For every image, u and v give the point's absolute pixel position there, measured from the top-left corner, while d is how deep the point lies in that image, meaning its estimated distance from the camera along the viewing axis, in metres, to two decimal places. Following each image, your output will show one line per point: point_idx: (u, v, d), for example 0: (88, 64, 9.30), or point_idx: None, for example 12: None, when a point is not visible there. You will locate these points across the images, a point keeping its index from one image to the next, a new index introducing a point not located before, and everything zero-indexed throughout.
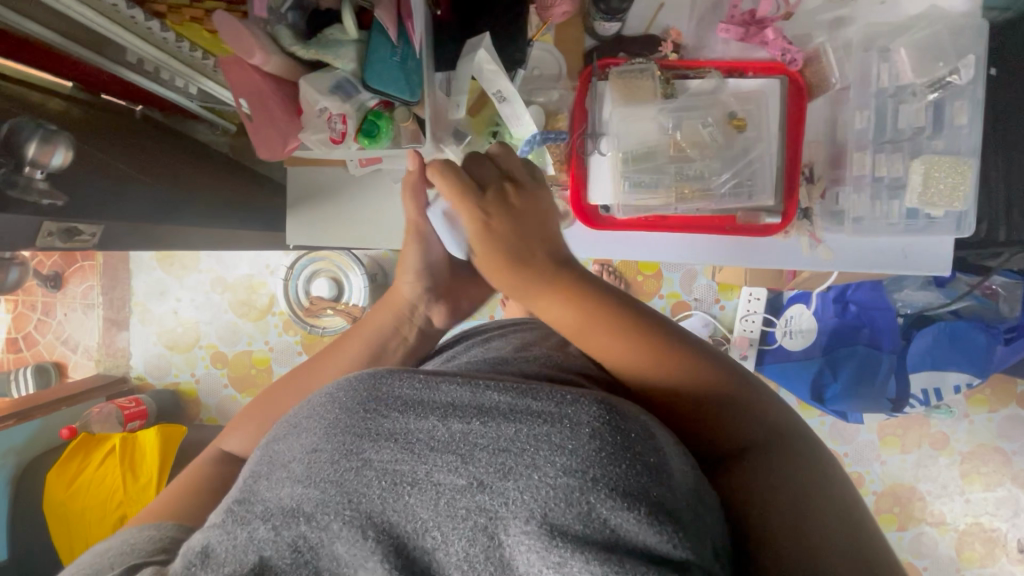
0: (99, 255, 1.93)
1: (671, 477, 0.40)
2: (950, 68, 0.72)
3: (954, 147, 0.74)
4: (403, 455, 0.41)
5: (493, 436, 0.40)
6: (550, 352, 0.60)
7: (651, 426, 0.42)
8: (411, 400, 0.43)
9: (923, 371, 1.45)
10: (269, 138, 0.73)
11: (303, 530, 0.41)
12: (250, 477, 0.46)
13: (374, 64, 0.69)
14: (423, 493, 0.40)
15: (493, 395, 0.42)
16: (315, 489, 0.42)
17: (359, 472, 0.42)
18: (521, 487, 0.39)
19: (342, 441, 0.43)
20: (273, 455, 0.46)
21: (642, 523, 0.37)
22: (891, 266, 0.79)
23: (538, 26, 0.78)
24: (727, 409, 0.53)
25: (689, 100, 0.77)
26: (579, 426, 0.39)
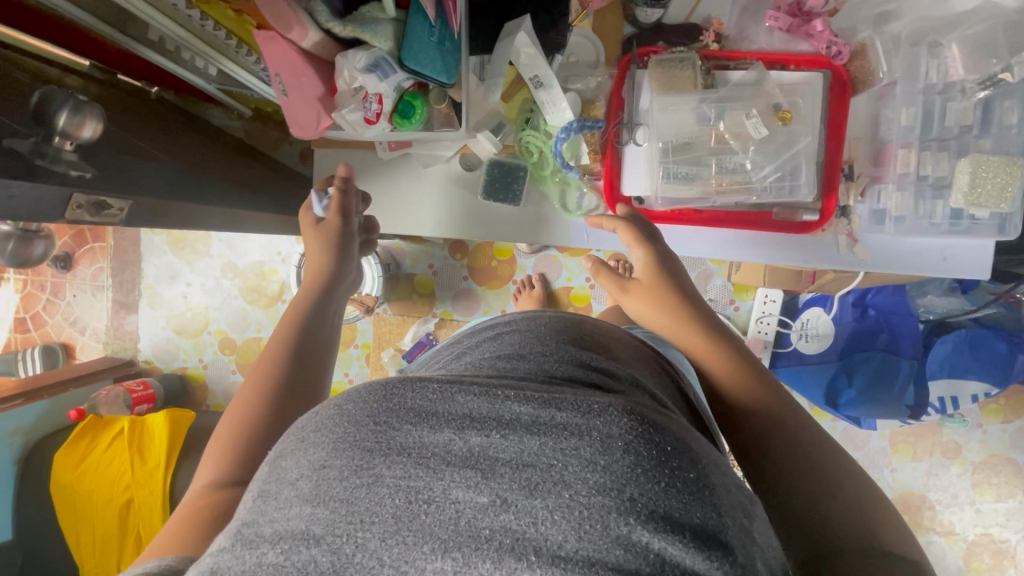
0: (110, 236, 1.92)
1: (713, 495, 0.39)
2: (1004, 64, 0.69)
3: (1003, 147, 0.72)
4: (417, 470, 0.39)
5: (516, 452, 0.39)
6: (575, 347, 0.56)
7: (684, 437, 0.41)
8: (425, 411, 0.42)
9: (941, 379, 1.44)
10: (303, 115, 0.72)
11: (310, 553, 0.37)
12: (258, 497, 0.43)
13: (413, 43, 0.67)
14: (442, 513, 0.37)
15: (513, 406, 0.41)
16: (322, 509, 0.39)
17: (371, 489, 0.39)
18: (550, 505, 0.37)
19: (351, 457, 0.40)
20: (278, 473, 0.43)
21: (687, 547, 0.36)
22: (927, 268, 0.78)
23: (577, 11, 0.76)
24: (811, 469, 0.57)
25: (731, 90, 0.75)
26: (611, 439, 0.39)
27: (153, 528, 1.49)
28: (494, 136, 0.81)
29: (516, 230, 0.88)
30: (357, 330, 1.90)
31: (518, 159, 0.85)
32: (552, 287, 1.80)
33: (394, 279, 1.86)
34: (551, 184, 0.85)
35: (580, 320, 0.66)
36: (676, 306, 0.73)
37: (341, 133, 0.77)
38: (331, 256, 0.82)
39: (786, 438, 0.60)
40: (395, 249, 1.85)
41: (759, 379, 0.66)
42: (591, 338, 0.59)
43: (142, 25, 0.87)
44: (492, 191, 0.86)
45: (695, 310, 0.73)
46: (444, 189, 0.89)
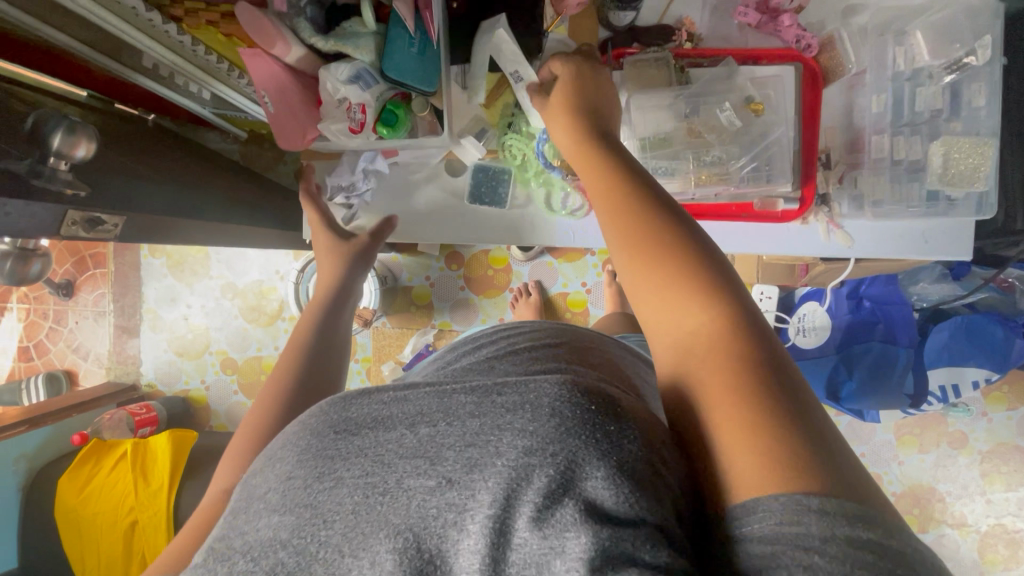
0: (110, 262, 1.95)
1: (638, 445, 0.38)
2: (967, 49, 0.71)
3: (974, 128, 0.73)
4: (372, 467, 0.41)
5: (457, 434, 0.40)
6: (543, 353, 0.56)
7: (616, 398, 0.41)
8: (379, 415, 0.44)
9: (939, 368, 1.45)
10: (289, 128, 0.74)
11: (278, 557, 0.39)
12: (228, 515, 0.45)
13: (392, 53, 0.70)
14: (394, 501, 0.39)
15: (458, 396, 0.43)
16: (288, 516, 0.41)
17: (330, 491, 0.41)
18: (487, 477, 0.38)
19: (311, 464, 0.42)
20: (247, 491, 0.46)
21: (604, 487, 0.36)
22: (910, 250, 0.79)
23: (552, 18, 0.78)
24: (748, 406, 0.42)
25: (705, 86, 0.77)
26: (540, 407, 0.39)
27: (156, 552, 1.49)
28: (478, 141, 0.83)
29: (504, 232, 0.90)
30: (357, 344, 1.91)
31: (501, 162, 0.87)
32: (550, 293, 1.82)
33: (392, 292, 1.87)
34: (536, 185, 0.88)
35: (578, 328, 0.68)
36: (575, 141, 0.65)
37: (326, 145, 0.78)
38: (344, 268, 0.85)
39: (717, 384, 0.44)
40: (392, 263, 1.87)
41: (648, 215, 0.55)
42: (568, 345, 0.60)
43: (134, 53, 0.89)
44: (477, 195, 0.89)
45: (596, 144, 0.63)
46: (431, 197, 0.91)
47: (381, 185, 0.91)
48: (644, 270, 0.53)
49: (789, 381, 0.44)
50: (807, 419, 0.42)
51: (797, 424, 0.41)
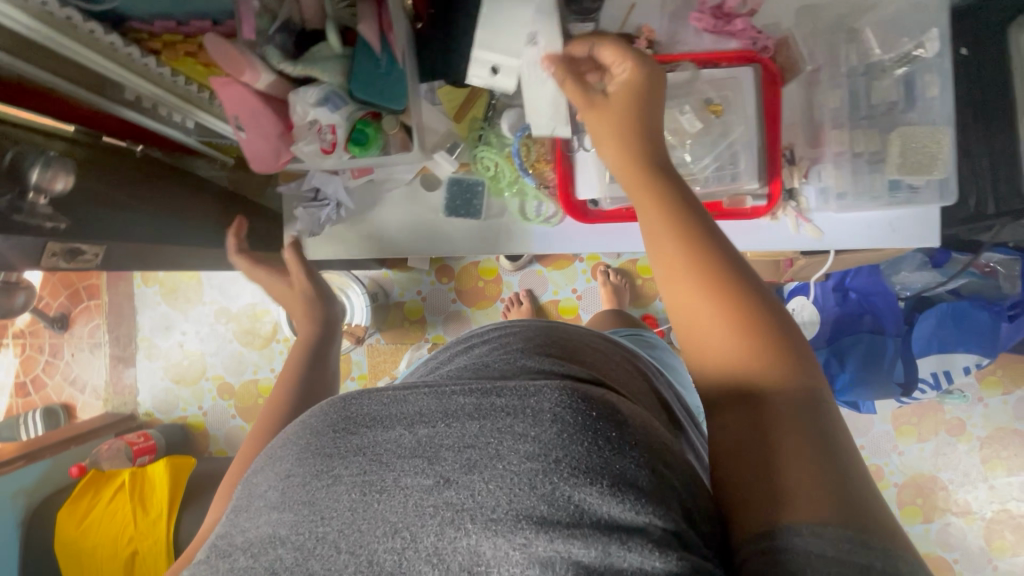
0: (104, 293, 1.97)
1: (635, 450, 0.41)
2: (916, 42, 0.73)
3: (929, 117, 0.75)
4: (371, 466, 0.43)
5: (456, 436, 0.42)
6: (539, 352, 0.57)
7: (617, 404, 0.43)
8: (378, 415, 0.46)
9: (931, 355, 1.46)
10: (261, 149, 0.76)
11: (277, 551, 0.42)
12: (231, 513, 0.48)
13: (361, 73, 0.72)
14: (392, 499, 0.41)
15: (458, 398, 0.45)
16: (288, 512, 0.43)
17: (329, 489, 0.43)
18: (486, 477, 0.40)
19: (313, 464, 0.45)
20: (249, 489, 0.48)
21: (605, 494, 0.39)
22: (877, 240, 0.82)
23: None
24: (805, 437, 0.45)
25: (665, 90, 0.78)
26: (541, 413, 0.41)
27: None
28: (451, 155, 0.85)
29: (480, 243, 0.92)
30: (353, 362, 1.92)
31: (474, 174, 0.89)
32: (543, 301, 1.83)
33: (384, 309, 1.90)
34: (510, 195, 0.89)
35: (561, 325, 0.70)
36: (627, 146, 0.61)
37: (300, 165, 0.81)
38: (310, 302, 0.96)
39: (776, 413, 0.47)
40: (383, 279, 1.89)
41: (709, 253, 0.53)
42: (559, 343, 0.61)
43: (115, 87, 0.91)
44: (453, 209, 0.90)
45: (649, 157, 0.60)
46: (408, 212, 0.92)
47: (356, 205, 0.91)
48: (697, 301, 0.53)
49: (841, 428, 0.46)
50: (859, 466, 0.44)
51: (848, 468, 0.43)
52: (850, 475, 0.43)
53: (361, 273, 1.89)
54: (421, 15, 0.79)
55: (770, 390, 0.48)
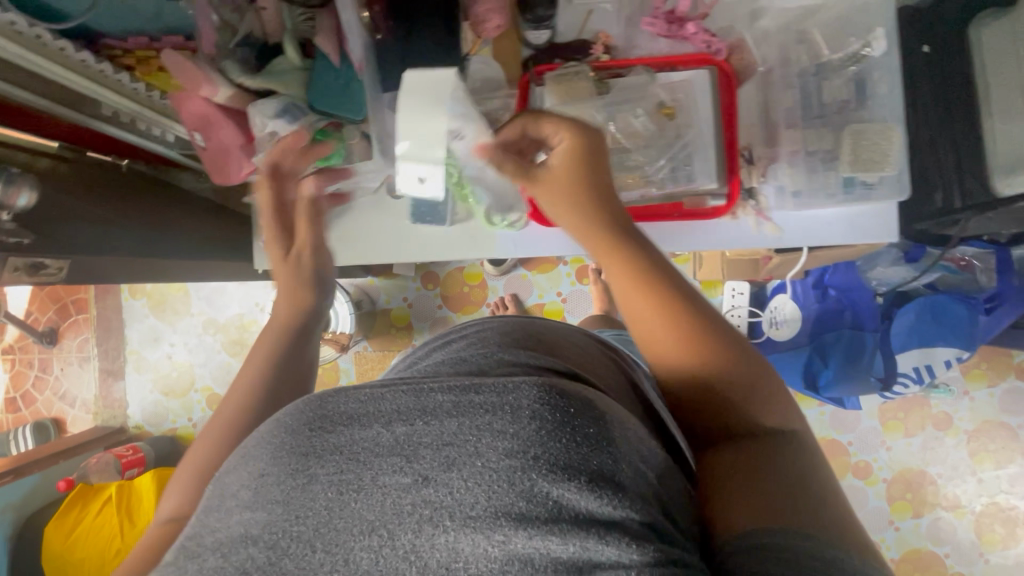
0: (93, 307, 1.98)
1: (611, 447, 0.41)
2: (862, 42, 0.76)
3: (880, 114, 0.76)
4: (347, 464, 0.41)
5: (434, 434, 0.41)
6: (512, 344, 0.58)
7: (594, 399, 0.44)
8: (355, 412, 0.44)
9: (911, 351, 1.46)
10: (225, 163, 0.81)
11: (248, 553, 0.40)
12: (199, 514, 0.45)
13: (320, 86, 0.75)
14: (368, 497, 0.40)
15: (436, 395, 0.43)
16: (260, 511, 0.41)
17: (304, 488, 0.41)
18: (465, 475, 0.40)
19: (285, 462, 0.42)
20: (220, 488, 0.45)
21: (582, 489, 0.39)
22: (837, 236, 0.82)
23: (473, 41, 0.82)
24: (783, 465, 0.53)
25: (621, 95, 0.80)
26: (519, 410, 0.41)
27: None
28: None
29: (444, 246, 0.93)
30: (340, 370, 1.92)
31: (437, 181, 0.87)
32: (528, 305, 1.84)
33: (371, 316, 1.91)
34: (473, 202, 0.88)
35: (534, 320, 0.69)
36: (580, 211, 0.66)
37: (263, 176, 0.83)
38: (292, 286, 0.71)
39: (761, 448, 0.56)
40: (369, 287, 1.91)
41: (669, 293, 0.61)
42: (535, 337, 0.62)
43: (96, 103, 0.91)
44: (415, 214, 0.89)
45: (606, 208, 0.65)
46: (373, 219, 0.94)
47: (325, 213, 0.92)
48: (651, 317, 0.62)
49: (807, 457, 0.55)
50: (820, 485, 0.52)
51: (809, 486, 0.52)
52: (817, 485, 0.52)
53: (347, 281, 1.90)
54: (379, 26, 0.78)
55: (750, 421, 0.59)
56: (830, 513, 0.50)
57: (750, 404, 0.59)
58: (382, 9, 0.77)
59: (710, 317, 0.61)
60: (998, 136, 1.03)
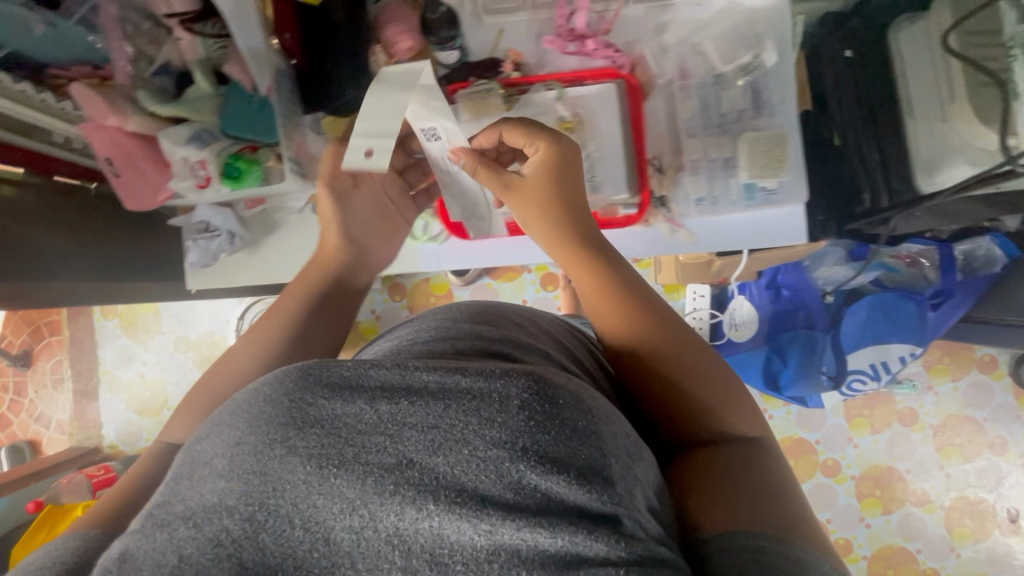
0: (66, 329, 2.01)
1: (601, 440, 0.41)
2: (753, 53, 0.79)
3: (774, 122, 0.79)
4: (329, 441, 0.39)
5: (420, 416, 0.40)
6: (484, 335, 0.59)
7: (584, 391, 0.43)
8: (340, 384, 0.41)
9: (866, 347, 1.48)
10: (138, 190, 0.80)
11: (221, 524, 0.38)
12: (170, 480, 0.42)
13: (234, 112, 0.78)
14: (351, 473, 0.38)
15: (422, 374, 0.42)
16: (235, 482, 0.39)
17: (282, 461, 0.39)
18: (452, 461, 0.39)
19: (265, 430, 0.40)
20: (194, 455, 0.43)
21: (571, 484, 0.39)
22: (749, 240, 0.84)
23: (385, 62, 0.82)
24: (757, 468, 0.56)
25: (531, 111, 0.84)
26: (508, 399, 0.40)
27: None
28: None
29: None
30: None
31: None
32: None
33: None
34: None
35: (501, 304, 0.73)
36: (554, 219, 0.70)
37: (181, 200, 0.84)
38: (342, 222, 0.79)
39: (746, 456, 0.57)
40: None
41: (631, 293, 0.67)
42: (498, 324, 0.64)
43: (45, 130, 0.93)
44: None
45: (573, 214, 0.70)
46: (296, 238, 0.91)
47: (251, 234, 0.91)
48: (619, 311, 0.66)
49: (773, 459, 0.58)
50: (785, 484, 0.55)
51: (775, 484, 0.54)
52: (779, 489, 0.54)
53: None
54: (294, 52, 0.80)
55: (727, 425, 0.60)
56: (803, 512, 0.53)
57: (719, 407, 0.61)
58: (293, 36, 0.79)
59: (671, 318, 0.67)
60: (918, 135, 1.05)
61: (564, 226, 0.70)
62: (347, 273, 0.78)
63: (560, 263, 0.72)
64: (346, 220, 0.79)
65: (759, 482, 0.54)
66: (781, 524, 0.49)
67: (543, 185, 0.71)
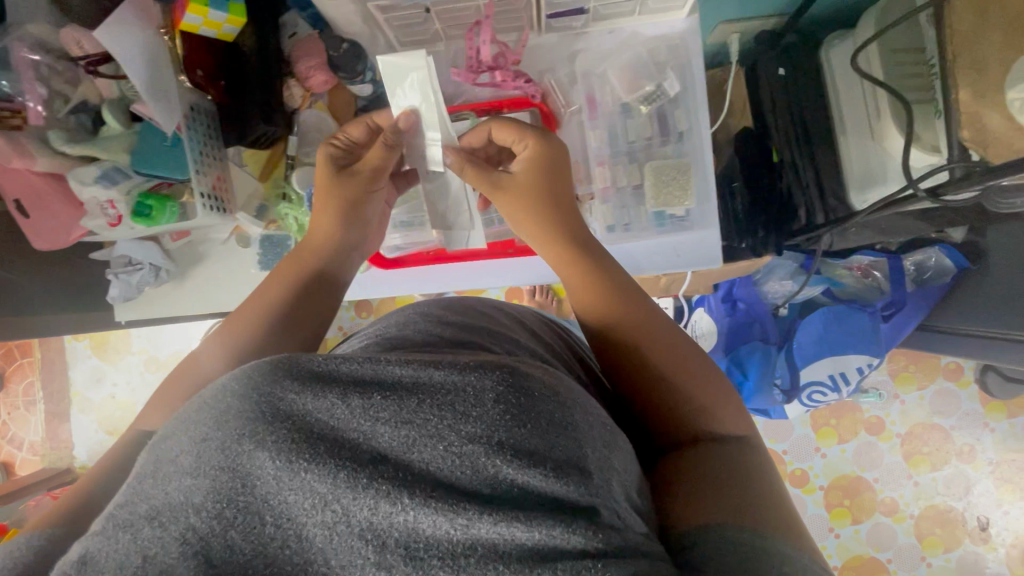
0: (37, 351, 2.02)
1: (574, 433, 0.41)
2: (656, 85, 0.81)
3: (679, 151, 0.83)
4: (301, 436, 0.38)
5: (395, 410, 0.39)
6: (455, 332, 0.58)
7: (558, 384, 0.44)
8: (313, 379, 0.41)
9: (823, 359, 1.47)
10: (50, 230, 0.84)
11: (188, 523, 0.36)
12: (134, 479, 0.40)
13: (144, 151, 0.79)
14: (324, 467, 0.37)
15: (396, 369, 0.42)
16: (204, 479, 0.37)
17: (252, 455, 0.37)
18: (426, 456, 0.39)
19: (235, 426, 0.38)
20: (158, 454, 0.40)
21: (546, 477, 0.39)
22: (665, 263, 0.88)
23: (302, 95, 0.86)
24: (742, 466, 0.56)
25: None
26: (482, 394, 0.40)
27: None
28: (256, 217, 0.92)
29: None
30: None
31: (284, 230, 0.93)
32: None
33: None
34: None
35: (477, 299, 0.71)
36: (544, 220, 0.73)
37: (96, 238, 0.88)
38: (339, 211, 0.76)
39: (730, 451, 0.58)
40: None
41: (622, 285, 0.69)
42: (473, 317, 0.63)
43: None
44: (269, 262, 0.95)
45: (564, 214, 0.73)
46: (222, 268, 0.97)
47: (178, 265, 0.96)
48: (607, 299, 0.68)
49: (759, 458, 0.59)
50: (769, 480, 0.56)
51: (758, 479, 0.55)
52: (769, 487, 0.54)
53: None
54: (209, 88, 0.81)
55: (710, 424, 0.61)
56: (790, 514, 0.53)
57: (703, 402, 0.62)
58: (206, 72, 0.80)
59: (656, 312, 0.68)
60: (852, 153, 1.06)
61: (555, 225, 0.72)
62: (333, 270, 0.76)
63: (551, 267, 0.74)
64: (344, 203, 0.77)
65: (751, 484, 0.54)
66: (774, 523, 0.50)
67: (532, 185, 0.73)
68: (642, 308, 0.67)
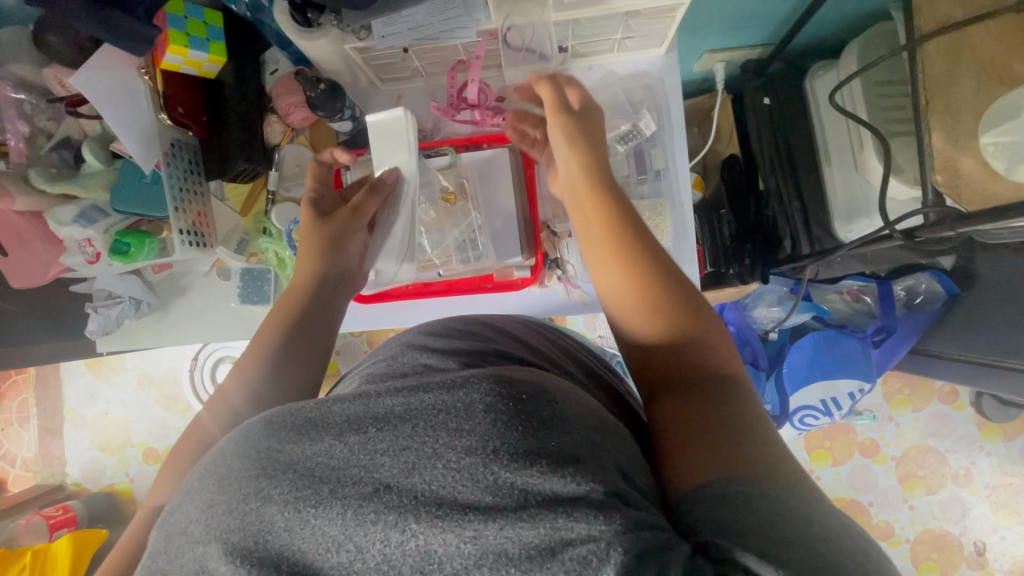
0: (32, 367, 2.03)
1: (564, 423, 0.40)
2: (633, 124, 0.90)
3: (658, 192, 0.92)
4: (305, 482, 0.37)
5: (391, 439, 0.39)
6: (442, 340, 0.56)
7: (546, 383, 0.43)
8: (308, 425, 0.41)
9: (814, 383, 1.44)
10: (31, 266, 0.89)
11: None
12: (147, 561, 0.39)
13: (125, 190, 0.83)
14: (330, 509, 0.36)
15: (386, 401, 0.41)
16: (216, 543, 0.36)
17: (259, 513, 0.37)
18: (427, 479, 0.37)
19: (239, 487, 0.38)
20: (168, 529, 0.40)
21: (546, 473, 0.37)
22: None
23: (281, 131, 0.89)
24: (741, 421, 0.48)
25: (428, 171, 0.87)
26: (472, 406, 0.39)
27: None
28: (236, 251, 0.92)
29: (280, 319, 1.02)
30: None
31: (263, 263, 0.94)
32: None
33: None
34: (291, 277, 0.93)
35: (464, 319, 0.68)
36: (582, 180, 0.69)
37: (75, 273, 0.91)
38: (320, 251, 0.78)
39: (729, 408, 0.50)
40: None
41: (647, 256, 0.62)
42: (458, 326, 0.60)
43: None
44: (248, 294, 0.96)
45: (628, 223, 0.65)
46: (204, 300, 0.98)
47: (159, 298, 0.98)
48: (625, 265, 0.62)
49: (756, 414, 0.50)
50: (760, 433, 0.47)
51: (754, 433, 0.47)
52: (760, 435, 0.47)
53: None
54: (190, 125, 0.82)
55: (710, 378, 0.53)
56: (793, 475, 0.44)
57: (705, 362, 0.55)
58: (187, 110, 0.81)
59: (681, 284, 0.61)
60: (835, 184, 1.07)
61: (632, 252, 0.62)
62: (316, 308, 0.77)
63: (605, 265, 0.64)
64: (325, 247, 0.79)
65: (751, 441, 0.46)
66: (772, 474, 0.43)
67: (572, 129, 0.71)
68: (664, 279, 0.60)
